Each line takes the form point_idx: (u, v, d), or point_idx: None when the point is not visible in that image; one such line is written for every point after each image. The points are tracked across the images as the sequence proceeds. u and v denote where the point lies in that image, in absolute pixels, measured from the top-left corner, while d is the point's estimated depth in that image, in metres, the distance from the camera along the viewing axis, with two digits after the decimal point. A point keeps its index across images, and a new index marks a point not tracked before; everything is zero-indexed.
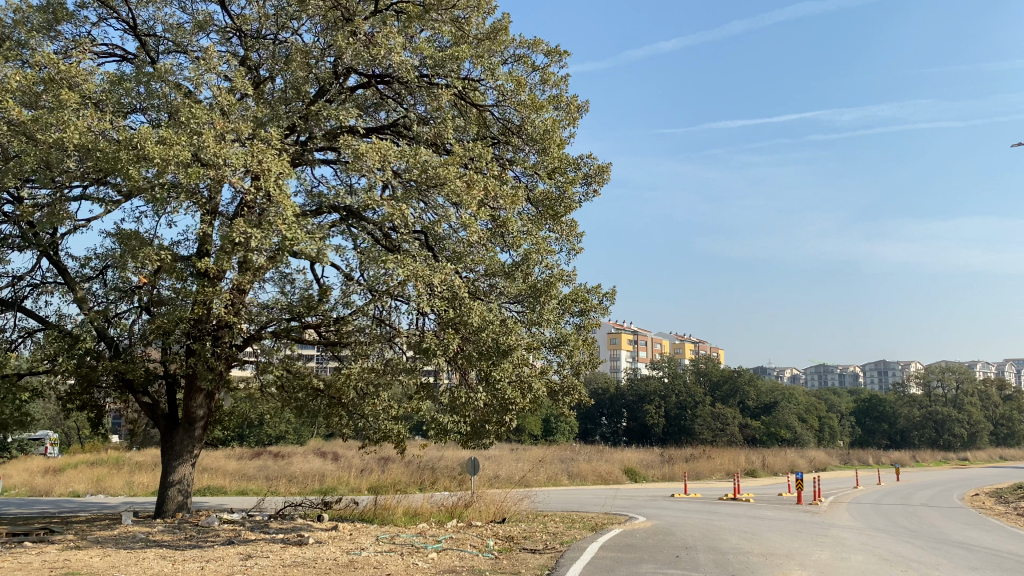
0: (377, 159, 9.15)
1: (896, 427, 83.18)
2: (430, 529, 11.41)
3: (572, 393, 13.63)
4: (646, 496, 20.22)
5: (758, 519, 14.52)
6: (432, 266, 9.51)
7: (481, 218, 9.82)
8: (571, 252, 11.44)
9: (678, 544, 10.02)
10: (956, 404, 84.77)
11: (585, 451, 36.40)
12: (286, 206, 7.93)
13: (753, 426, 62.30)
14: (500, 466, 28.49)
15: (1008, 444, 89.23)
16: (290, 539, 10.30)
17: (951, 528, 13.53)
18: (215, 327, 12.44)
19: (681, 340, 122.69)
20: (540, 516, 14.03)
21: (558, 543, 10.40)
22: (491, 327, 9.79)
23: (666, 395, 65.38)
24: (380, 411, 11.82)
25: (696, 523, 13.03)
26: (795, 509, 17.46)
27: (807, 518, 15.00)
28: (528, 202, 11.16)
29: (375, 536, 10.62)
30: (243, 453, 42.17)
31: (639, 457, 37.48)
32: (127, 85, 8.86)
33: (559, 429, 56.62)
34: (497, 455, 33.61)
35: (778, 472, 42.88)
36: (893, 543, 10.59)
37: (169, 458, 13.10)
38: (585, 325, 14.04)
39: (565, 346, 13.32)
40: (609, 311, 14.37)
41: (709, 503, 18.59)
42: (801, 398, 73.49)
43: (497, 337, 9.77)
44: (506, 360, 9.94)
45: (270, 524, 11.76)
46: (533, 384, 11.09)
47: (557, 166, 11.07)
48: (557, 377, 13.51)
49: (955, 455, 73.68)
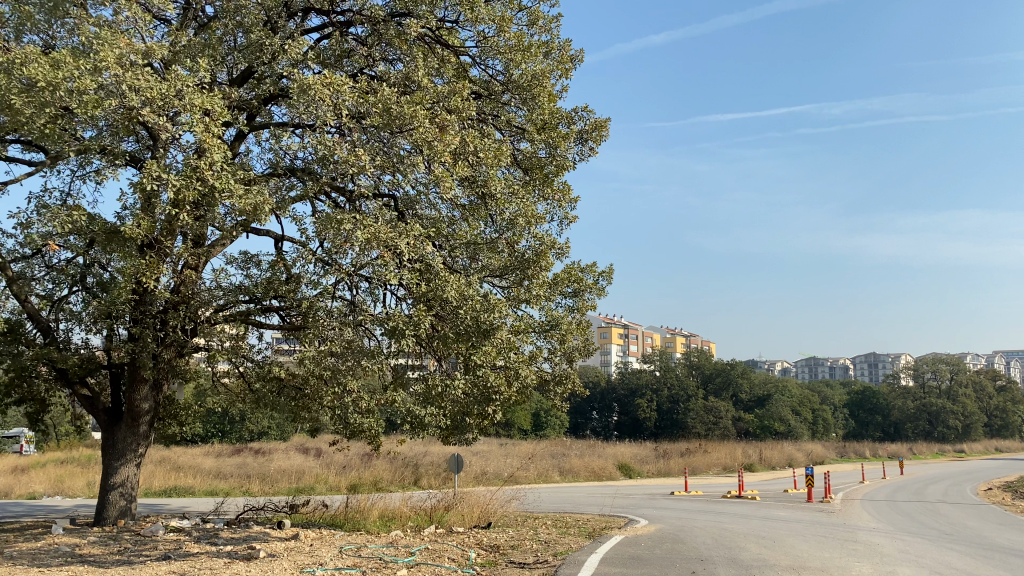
0: (331, 98, 7.64)
1: (890, 419, 82.23)
2: (402, 538, 9.94)
3: (565, 383, 12.19)
4: (643, 494, 18.87)
5: (770, 520, 13.14)
6: (398, 229, 7.98)
7: (457, 173, 8.32)
8: (565, 221, 9.97)
9: (691, 555, 8.62)
10: (950, 395, 83.85)
11: (578, 446, 35.02)
12: (213, 148, 6.44)
13: (746, 419, 61.12)
14: (487, 462, 27.06)
15: (1003, 436, 88.38)
16: (238, 553, 8.81)
17: (986, 529, 12.18)
18: (160, 309, 10.93)
19: (672, 333, 121.61)
20: (530, 520, 12.60)
21: (550, 555, 8.98)
22: (471, 303, 8.29)
23: (658, 388, 64.06)
24: (348, 405, 10.29)
25: (703, 527, 11.62)
26: (806, 508, 16.08)
27: (823, 518, 13.64)
28: (515, 163, 9.67)
29: (338, 548, 9.14)
30: (223, 450, 40.59)
31: (633, 451, 36.19)
32: (29, 11, 7.31)
33: (550, 423, 55.22)
34: (484, 451, 32.21)
35: (775, 466, 41.64)
36: (937, 551, 9.24)
37: (111, 459, 11.68)
38: (580, 308, 12.61)
39: (557, 331, 11.87)
40: (605, 292, 12.97)
41: (713, 502, 17.18)
42: (796, 390, 72.40)
43: (478, 315, 8.26)
44: (488, 342, 8.46)
45: (221, 533, 10.29)
46: (522, 370, 9.63)
47: (548, 120, 9.59)
48: (548, 365, 12.08)
49: (951, 446, 72.73)
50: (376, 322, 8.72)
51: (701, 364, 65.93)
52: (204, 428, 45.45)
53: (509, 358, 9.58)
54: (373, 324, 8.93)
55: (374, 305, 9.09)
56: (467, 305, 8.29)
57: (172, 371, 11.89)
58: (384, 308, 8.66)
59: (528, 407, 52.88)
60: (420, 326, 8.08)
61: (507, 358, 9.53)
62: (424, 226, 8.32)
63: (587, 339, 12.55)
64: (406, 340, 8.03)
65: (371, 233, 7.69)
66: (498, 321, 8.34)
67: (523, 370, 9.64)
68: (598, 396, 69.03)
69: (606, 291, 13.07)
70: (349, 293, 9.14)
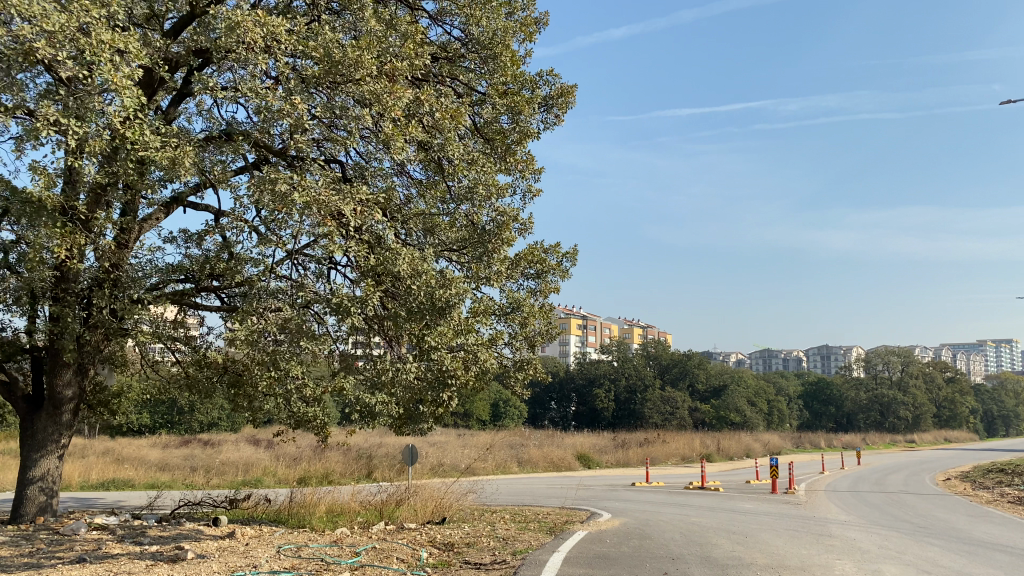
0: (267, 43, 6.79)
1: (843, 410, 83.32)
2: (348, 536, 9.16)
3: (527, 370, 11.48)
4: (605, 486, 18.30)
5: (738, 513, 12.63)
6: (343, 195, 7.17)
7: (410, 134, 7.51)
8: (528, 194, 9.23)
9: (661, 554, 8.00)
10: (901, 387, 85.20)
11: (536, 436, 34.43)
12: (124, 93, 5.60)
13: (703, 409, 61.29)
14: (444, 453, 26.33)
15: (951, 427, 90.19)
16: (164, 555, 7.94)
17: (959, 521, 11.81)
18: (83, 287, 9.98)
19: (630, 324, 121.96)
20: (487, 514, 11.89)
21: (509, 553, 8.29)
22: (425, 278, 7.50)
23: (616, 378, 63.84)
24: (291, 393, 9.45)
25: (670, 521, 11.04)
26: (771, 499, 15.66)
27: (792, 511, 13.18)
28: (475, 129, 8.89)
29: (275, 549, 8.34)
30: (170, 441, 39.25)
31: (592, 442, 35.76)
32: None
33: (508, 414, 54.59)
34: (442, 441, 31.47)
35: (733, 455, 41.59)
36: (917, 547, 8.77)
37: (30, 450, 10.69)
38: (542, 291, 11.91)
39: (518, 314, 11.21)
40: (569, 274, 12.29)
41: (676, 493, 16.68)
42: (751, 381, 72.88)
43: (431, 292, 7.47)
44: (443, 322, 7.71)
45: (149, 531, 9.40)
46: (481, 354, 8.85)
47: (510, 82, 8.85)
48: (509, 350, 11.37)
49: (902, 437, 73.83)
50: (310, 312, 7.89)
51: (658, 355, 65.86)
52: (151, 419, 43.93)
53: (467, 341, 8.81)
54: (300, 308, 8.04)
55: (300, 295, 8.29)
56: (420, 281, 7.49)
57: (99, 355, 10.93)
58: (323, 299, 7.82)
59: (486, 397, 52.20)
60: (368, 303, 7.26)
61: (465, 341, 8.75)
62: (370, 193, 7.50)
63: (551, 324, 11.82)
64: (351, 319, 7.22)
65: (311, 196, 6.85)
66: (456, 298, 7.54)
67: (483, 354, 8.85)
68: (556, 386, 68.59)
69: (569, 273, 12.38)
70: (289, 279, 8.34)
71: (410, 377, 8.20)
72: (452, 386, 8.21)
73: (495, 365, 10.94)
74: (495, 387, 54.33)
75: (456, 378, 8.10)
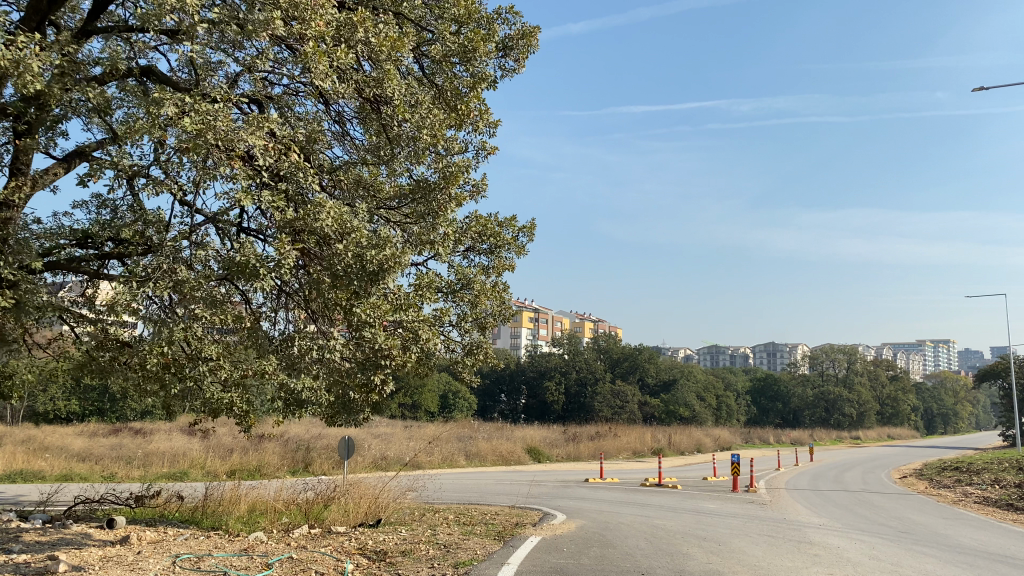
0: None
1: (789, 406, 83.91)
2: (263, 544, 7.84)
3: (477, 354, 10.30)
4: (556, 481, 17.17)
5: (703, 514, 11.61)
6: (252, 128, 5.82)
7: (339, 61, 6.18)
8: (480, 150, 7.99)
9: (629, 567, 6.89)
10: (847, 384, 86.09)
11: (485, 428, 33.23)
12: None
13: (652, 403, 60.86)
14: (387, 445, 24.98)
15: (894, 424, 91.56)
16: (29, 567, 6.52)
17: (940, 525, 11.00)
18: None
19: (581, 318, 121.59)
20: (428, 515, 10.66)
21: (450, 565, 7.08)
22: (353, 237, 6.16)
23: (567, 371, 62.99)
24: (201, 377, 8.03)
25: (631, 524, 9.95)
26: (734, 498, 14.72)
27: (758, 512, 12.24)
28: (419, 69, 7.59)
29: (171, 559, 6.99)
30: (99, 430, 37.04)
31: (542, 434, 34.73)
32: None
33: (458, 405, 53.28)
34: (386, 433, 30.08)
35: (684, 450, 40.99)
36: (913, 558, 7.84)
37: None
38: (495, 268, 10.72)
39: (467, 292, 10.04)
40: (525, 250, 11.09)
41: (632, 491, 15.68)
42: (701, 375, 72.80)
43: (361, 252, 6.13)
44: (375, 291, 6.38)
45: (24, 536, 7.95)
46: (423, 335, 7.51)
47: (463, 17, 7.59)
48: (456, 332, 10.14)
49: (847, 433, 74.56)
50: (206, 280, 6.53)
51: (609, 349, 65.18)
52: (80, 406, 41.64)
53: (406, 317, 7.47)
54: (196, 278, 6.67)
55: (195, 268, 6.89)
56: (347, 240, 6.14)
57: None
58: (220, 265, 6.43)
59: (434, 387, 50.89)
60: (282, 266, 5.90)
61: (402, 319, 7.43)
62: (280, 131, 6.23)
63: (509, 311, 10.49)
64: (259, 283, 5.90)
65: (205, 125, 5.51)
66: (391, 261, 6.19)
67: (427, 335, 7.51)
68: (507, 378, 67.44)
69: (526, 250, 11.19)
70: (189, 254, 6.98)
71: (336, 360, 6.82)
72: (385, 371, 6.84)
73: (439, 351, 9.73)
74: (445, 378, 53.04)
75: (391, 362, 6.72)
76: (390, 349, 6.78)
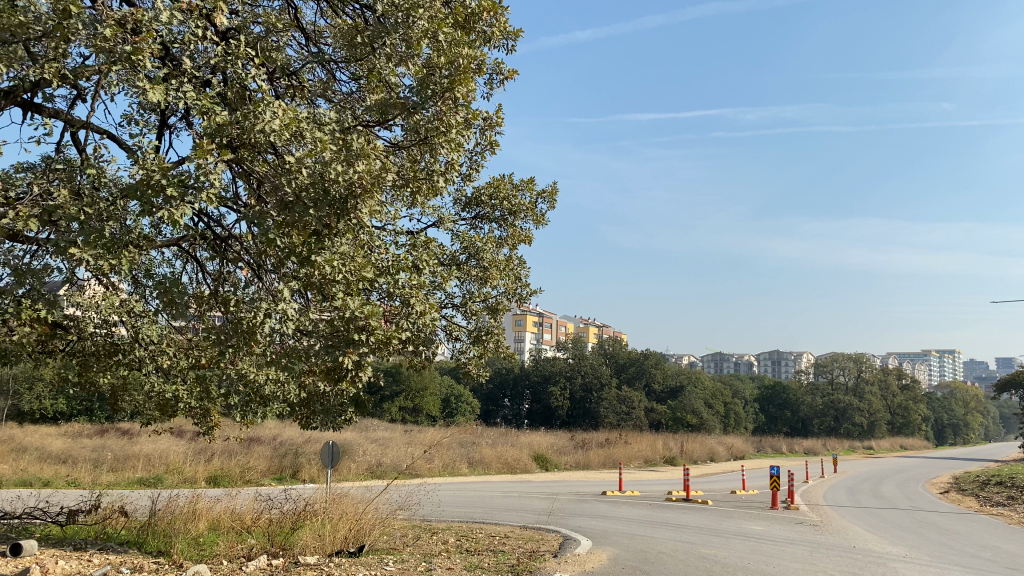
0: None
1: (798, 415, 81.19)
2: None
3: (486, 342, 8.42)
4: (570, 495, 15.29)
5: (752, 539, 9.71)
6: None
7: None
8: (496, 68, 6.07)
9: None
10: (858, 393, 83.90)
11: (489, 434, 31.32)
12: None
13: (659, 409, 58.89)
14: (383, 451, 23.04)
15: (905, 434, 89.28)
16: None
17: None
18: None
19: (586, 323, 119.58)
20: (425, 541, 8.75)
21: None
22: (311, 148, 4.17)
23: (572, 376, 60.63)
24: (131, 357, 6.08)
25: (673, 555, 8.05)
26: (778, 517, 12.79)
27: (815, 536, 10.34)
28: None
29: None
30: (84, 430, 35.12)
31: (549, 441, 32.85)
32: None
33: (460, 409, 51.28)
34: (383, 438, 28.19)
35: (696, 460, 39.00)
36: None
37: None
38: (510, 240, 8.82)
39: (475, 264, 8.26)
40: (546, 220, 9.20)
41: (657, 507, 13.80)
42: (709, 382, 70.81)
43: (324, 167, 4.08)
44: (345, 228, 4.32)
45: None
46: (419, 307, 5.49)
47: None
48: (462, 315, 8.28)
49: (859, 443, 72.36)
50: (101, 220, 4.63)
51: (615, 354, 63.29)
52: (67, 405, 39.83)
53: (393, 282, 5.52)
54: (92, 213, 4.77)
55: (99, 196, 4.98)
56: (300, 155, 4.15)
57: None
58: (119, 206, 4.57)
59: (436, 391, 49.00)
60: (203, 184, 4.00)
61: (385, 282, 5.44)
62: (204, 5, 4.51)
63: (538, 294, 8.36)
64: None
65: None
66: (365, 183, 4.13)
67: (423, 308, 5.50)
68: (510, 383, 65.12)
69: (547, 219, 9.30)
70: None
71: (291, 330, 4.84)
72: (363, 350, 4.71)
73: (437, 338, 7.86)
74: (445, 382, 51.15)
75: (376, 336, 4.66)
76: (365, 319, 4.66)
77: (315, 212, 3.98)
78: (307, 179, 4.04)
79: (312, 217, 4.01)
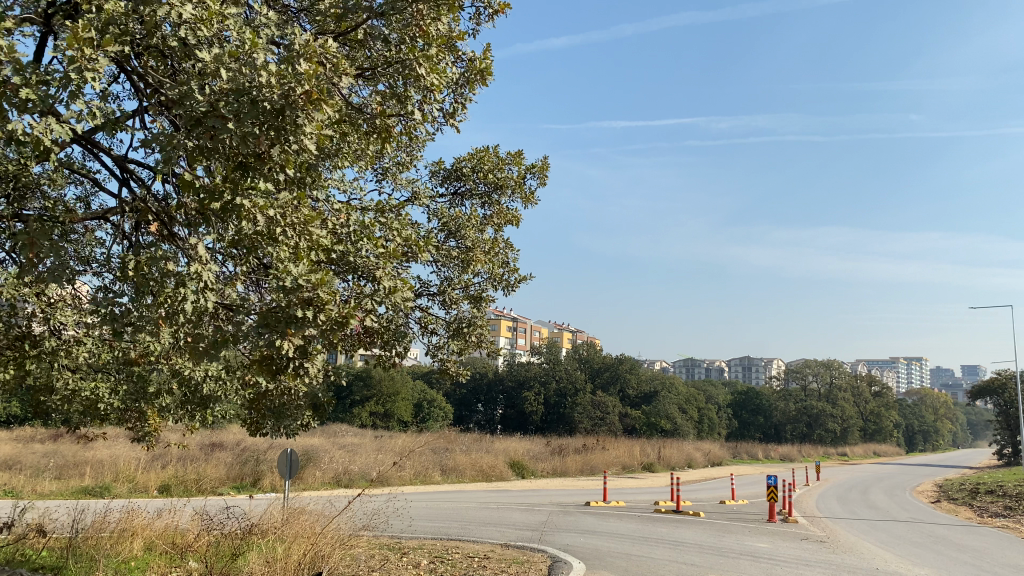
0: None
1: (770, 421, 80.63)
2: None
3: (467, 335, 7.21)
4: (552, 506, 14.20)
5: (762, 561, 8.68)
6: None
7: None
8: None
9: None
10: (831, 399, 83.79)
11: (463, 440, 30.16)
12: None
13: (633, 415, 58.07)
14: (351, 458, 21.78)
15: (877, 441, 89.38)
16: None
17: None
18: None
19: (560, 328, 118.68)
20: (393, 565, 7.60)
21: None
22: (236, 46, 3.04)
23: (546, 381, 59.69)
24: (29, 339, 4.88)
25: None
26: (779, 532, 11.77)
27: (828, 556, 9.35)
28: None
29: None
30: (36, 434, 33.32)
31: (525, 448, 31.76)
32: None
33: (432, 414, 49.97)
34: (352, 444, 26.91)
35: (673, 466, 38.11)
36: None
37: None
38: (496, 219, 7.70)
39: (456, 246, 7.16)
40: (536, 199, 8.12)
41: (647, 520, 12.76)
42: (684, 388, 70.14)
43: (252, 67, 2.94)
44: (283, 158, 3.17)
45: None
46: (388, 282, 4.28)
47: None
48: (441, 305, 7.16)
49: (833, 451, 72.08)
50: None
51: (590, 359, 62.35)
52: (20, 408, 37.96)
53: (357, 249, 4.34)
54: None
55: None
56: (219, 54, 3.02)
57: None
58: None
59: (408, 396, 47.67)
60: (79, 86, 2.86)
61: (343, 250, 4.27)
62: None
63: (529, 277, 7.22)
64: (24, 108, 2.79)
65: None
66: (311, 93, 3.00)
67: (392, 285, 4.30)
68: (483, 388, 63.81)
69: (536, 199, 8.21)
70: None
71: (216, 300, 3.67)
72: (309, 333, 3.39)
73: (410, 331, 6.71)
74: (416, 386, 49.89)
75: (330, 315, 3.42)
76: (313, 289, 3.39)
77: (239, 128, 2.84)
78: (227, 86, 2.90)
79: (236, 136, 2.87)
